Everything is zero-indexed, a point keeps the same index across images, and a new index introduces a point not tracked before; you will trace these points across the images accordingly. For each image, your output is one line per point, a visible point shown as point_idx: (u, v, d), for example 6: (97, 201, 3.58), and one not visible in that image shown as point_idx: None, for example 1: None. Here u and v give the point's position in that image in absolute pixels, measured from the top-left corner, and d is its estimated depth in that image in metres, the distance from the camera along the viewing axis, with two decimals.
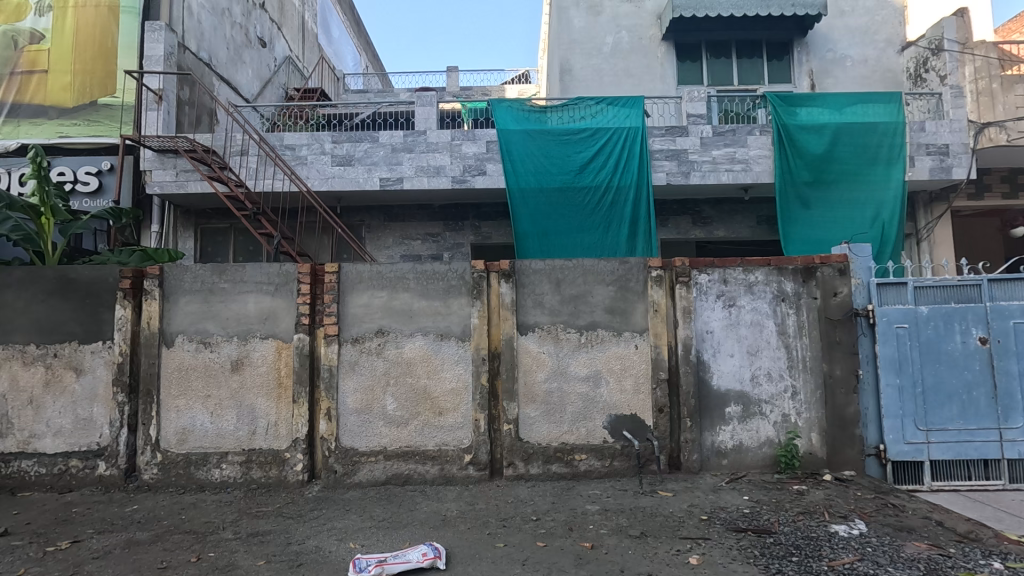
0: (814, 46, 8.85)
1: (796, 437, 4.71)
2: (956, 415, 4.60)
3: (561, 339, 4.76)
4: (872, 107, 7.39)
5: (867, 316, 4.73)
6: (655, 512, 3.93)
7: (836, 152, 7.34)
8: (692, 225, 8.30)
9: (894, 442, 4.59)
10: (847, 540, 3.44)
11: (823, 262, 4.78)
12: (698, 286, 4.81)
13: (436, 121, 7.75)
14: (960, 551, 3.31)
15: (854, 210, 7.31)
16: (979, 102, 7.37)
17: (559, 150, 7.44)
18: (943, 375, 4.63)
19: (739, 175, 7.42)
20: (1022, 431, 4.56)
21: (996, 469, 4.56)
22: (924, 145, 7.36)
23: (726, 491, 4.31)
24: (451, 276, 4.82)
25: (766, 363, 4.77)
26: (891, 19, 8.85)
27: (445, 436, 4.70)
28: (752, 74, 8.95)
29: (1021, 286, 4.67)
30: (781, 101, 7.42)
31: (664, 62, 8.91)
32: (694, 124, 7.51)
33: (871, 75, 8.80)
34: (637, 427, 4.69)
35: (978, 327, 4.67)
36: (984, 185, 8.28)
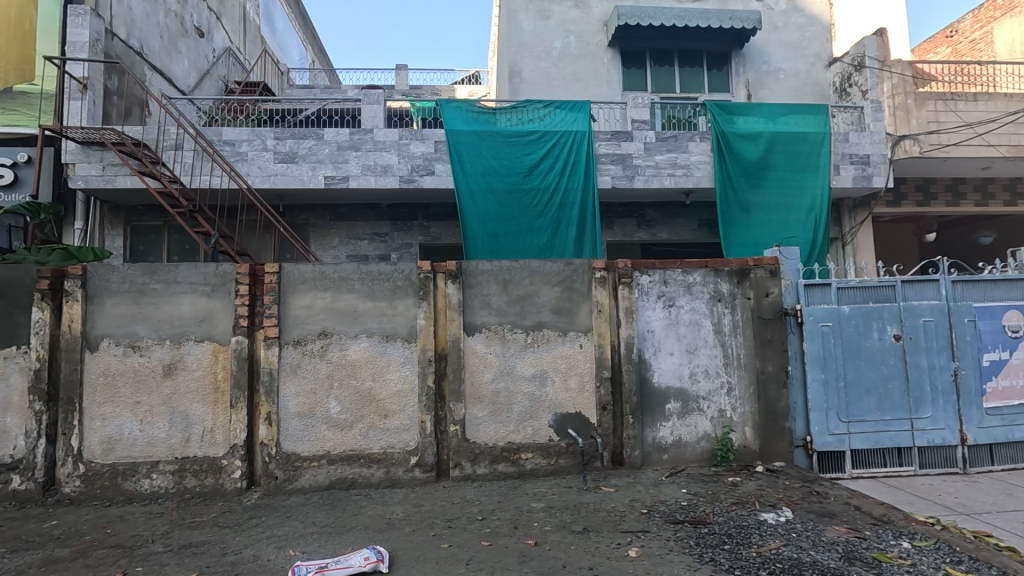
0: (750, 58, 9.28)
1: (731, 431, 4.94)
2: (874, 407, 4.95)
3: (507, 339, 4.80)
4: (803, 118, 7.82)
5: (795, 316, 5.01)
6: (598, 508, 4.03)
7: (770, 160, 7.74)
8: (637, 228, 8.55)
9: (820, 434, 4.89)
10: (775, 527, 3.63)
11: (756, 263, 5.03)
12: (639, 286, 4.96)
13: (383, 119, 7.65)
14: (874, 533, 3.56)
15: (786, 215, 7.71)
16: (896, 116, 7.94)
17: (508, 152, 7.49)
18: (863, 370, 4.97)
19: (681, 179, 7.69)
20: (930, 421, 4.96)
21: (908, 456, 4.94)
22: (849, 155, 7.86)
23: (666, 485, 4.47)
24: (397, 276, 4.77)
25: (703, 361, 4.98)
26: (820, 36, 9.40)
27: (391, 438, 4.65)
28: (693, 82, 9.28)
29: (928, 287, 5.10)
30: (720, 109, 7.75)
31: (610, 68, 9.12)
32: (638, 129, 7.73)
33: (802, 88, 9.30)
34: (582, 425, 4.80)
35: (892, 324, 5.04)
36: (901, 193, 8.92)
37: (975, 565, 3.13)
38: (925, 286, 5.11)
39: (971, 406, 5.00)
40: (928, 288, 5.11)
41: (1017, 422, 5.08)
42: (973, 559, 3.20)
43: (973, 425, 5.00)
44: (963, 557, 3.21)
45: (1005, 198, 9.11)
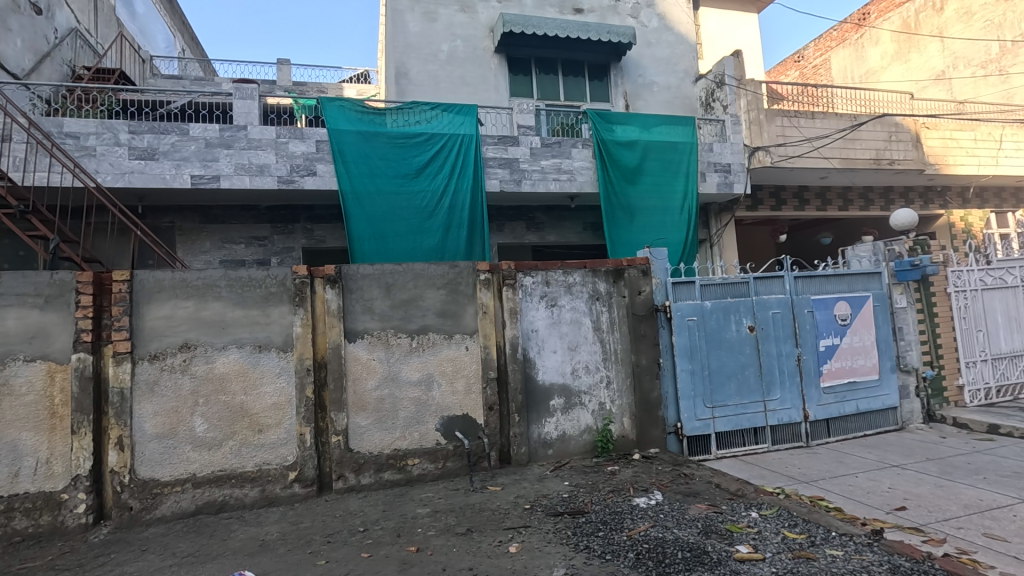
0: (628, 71, 9.88)
1: (611, 422, 5.22)
2: (734, 393, 5.45)
3: (392, 344, 4.70)
4: (674, 129, 8.46)
5: (665, 312, 5.37)
6: (483, 507, 4.07)
7: (645, 167, 8.30)
8: (526, 230, 8.77)
9: (689, 420, 5.29)
10: (645, 510, 3.89)
11: (629, 264, 5.38)
12: (522, 287, 5.08)
13: (258, 116, 7.18)
14: (730, 507, 3.93)
15: (661, 218, 8.31)
16: (751, 129, 8.75)
17: (394, 154, 7.35)
18: (724, 359, 5.46)
19: (565, 184, 7.99)
20: (779, 402, 5.57)
21: (763, 434, 5.52)
22: (713, 164, 8.63)
23: (551, 479, 4.63)
24: (270, 282, 4.50)
25: (585, 357, 5.21)
26: (687, 54, 10.22)
27: (266, 454, 4.37)
28: (577, 91, 9.70)
29: (774, 282, 5.74)
30: (600, 118, 8.17)
31: (497, 74, 9.28)
32: (524, 134, 7.92)
33: (673, 101, 10.05)
34: (469, 426, 4.82)
35: (748, 317, 5.59)
36: (758, 199, 9.95)
37: (807, 526, 3.56)
38: (772, 282, 5.74)
39: (810, 386, 5.69)
40: (774, 284, 5.75)
41: (847, 398, 5.85)
42: (806, 521, 3.64)
43: (813, 404, 5.69)
44: (798, 520, 3.64)
45: (840, 205, 10.45)
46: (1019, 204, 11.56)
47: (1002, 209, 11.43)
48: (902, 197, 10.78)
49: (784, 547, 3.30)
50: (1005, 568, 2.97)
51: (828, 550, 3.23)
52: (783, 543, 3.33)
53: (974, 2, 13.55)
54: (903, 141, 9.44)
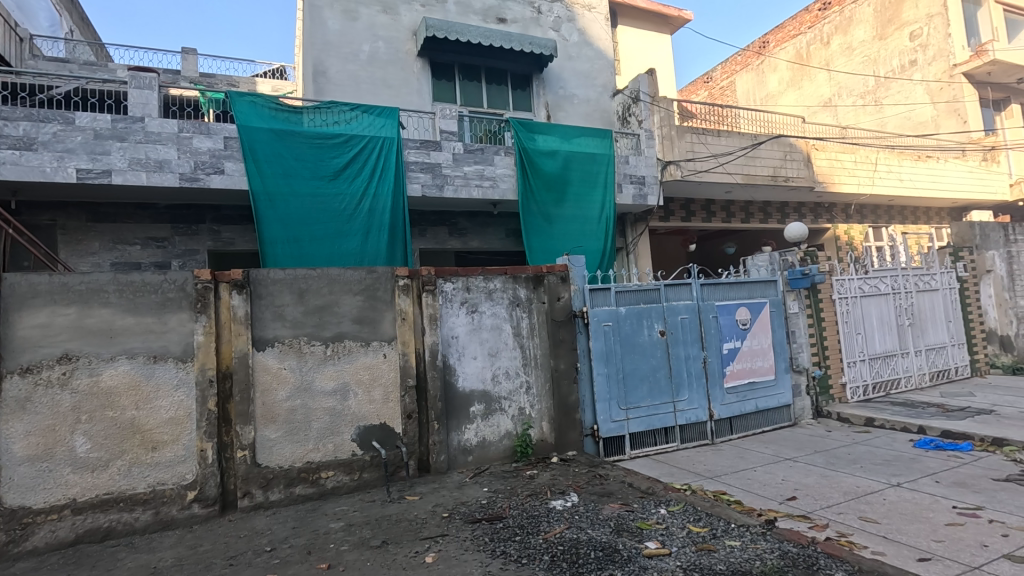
0: (549, 82, 10.12)
1: (529, 427, 5.29)
2: (646, 394, 5.70)
3: (304, 352, 4.50)
4: (593, 140, 8.75)
5: (582, 317, 5.53)
6: (400, 518, 3.98)
7: (565, 176, 8.53)
8: (449, 236, 8.72)
9: (604, 422, 5.47)
10: (561, 512, 3.97)
11: (549, 270, 5.48)
12: (442, 293, 5.04)
13: (157, 108, 6.65)
14: (640, 505, 4.10)
15: (580, 226, 8.58)
16: (663, 144, 9.22)
17: (311, 154, 7.07)
18: (637, 362, 5.70)
19: (488, 191, 8.02)
20: (687, 402, 5.89)
21: (673, 434, 5.82)
22: (629, 176, 9.01)
23: (470, 486, 4.61)
24: (167, 287, 4.16)
25: (504, 363, 5.24)
26: (605, 69, 10.62)
27: (161, 473, 4.03)
28: (500, 99, 9.80)
29: (683, 289, 6.08)
30: (522, 126, 8.30)
31: (420, 78, 9.19)
32: (446, 140, 7.86)
33: (592, 113, 10.41)
34: (386, 435, 4.71)
35: (659, 321, 5.87)
36: (670, 210, 10.51)
37: (710, 519, 3.78)
38: (681, 289, 6.07)
39: (715, 386, 6.08)
40: (683, 290, 6.09)
41: (747, 397, 6.30)
42: (709, 515, 3.87)
43: (717, 403, 6.08)
44: (702, 515, 3.87)
45: (742, 217, 11.26)
46: (890, 220, 13.00)
47: (878, 224, 12.80)
48: (795, 212, 11.79)
49: (689, 540, 3.48)
50: (877, 547, 3.31)
51: (728, 541, 3.44)
52: (688, 537, 3.52)
53: (854, 39, 15.36)
54: (796, 161, 10.34)
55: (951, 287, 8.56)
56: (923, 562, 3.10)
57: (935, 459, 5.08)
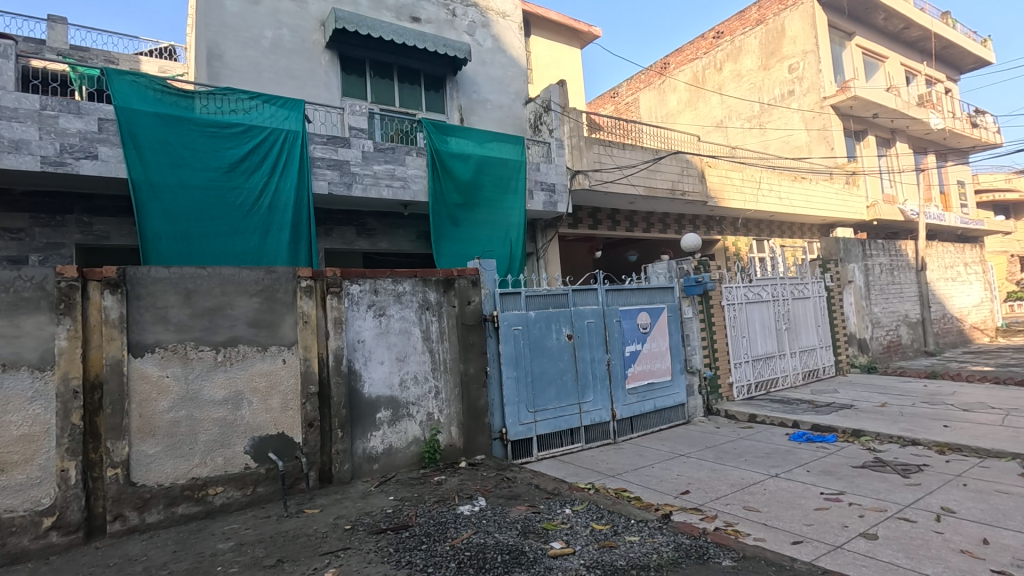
0: (462, 86, 10.10)
1: (438, 432, 5.21)
2: (553, 397, 5.83)
3: (191, 359, 4.12)
4: (505, 146, 8.84)
5: (492, 321, 5.56)
6: (298, 533, 3.75)
7: (478, 180, 8.54)
8: (357, 236, 8.41)
9: (512, 425, 5.52)
10: (468, 518, 3.94)
11: (460, 274, 5.45)
12: (348, 295, 4.84)
13: (15, 80, 5.82)
14: (547, 506, 4.17)
15: (491, 230, 8.64)
16: (572, 153, 9.53)
17: (202, 144, 6.53)
18: (545, 365, 5.81)
19: (398, 191, 7.83)
20: (592, 403, 6.10)
21: (578, 434, 6.00)
22: (540, 183, 9.21)
23: (375, 495, 4.44)
24: (21, 286, 3.62)
25: (413, 367, 5.13)
26: (518, 77, 10.79)
27: (9, 499, 3.50)
28: (412, 99, 9.64)
29: (589, 294, 6.30)
30: (435, 128, 8.20)
31: (327, 71, 8.81)
32: (355, 137, 7.57)
33: (505, 120, 10.53)
34: (284, 446, 4.43)
35: (566, 325, 6.03)
36: (578, 218, 10.87)
37: (611, 517, 3.93)
38: (588, 294, 6.29)
39: (617, 388, 6.35)
40: (589, 295, 6.31)
41: (647, 397, 6.64)
42: (611, 512, 4.02)
43: (620, 404, 6.35)
44: (604, 512, 4.01)
45: (644, 227, 11.91)
46: (771, 234, 14.34)
47: (760, 237, 14.06)
48: (690, 224, 12.65)
49: (592, 538, 3.59)
50: (758, 534, 3.60)
51: (627, 537, 3.60)
52: (591, 535, 3.63)
53: (743, 67, 16.83)
54: (692, 176, 11.10)
55: (820, 295, 9.58)
56: (796, 544, 3.42)
57: (806, 450, 5.63)
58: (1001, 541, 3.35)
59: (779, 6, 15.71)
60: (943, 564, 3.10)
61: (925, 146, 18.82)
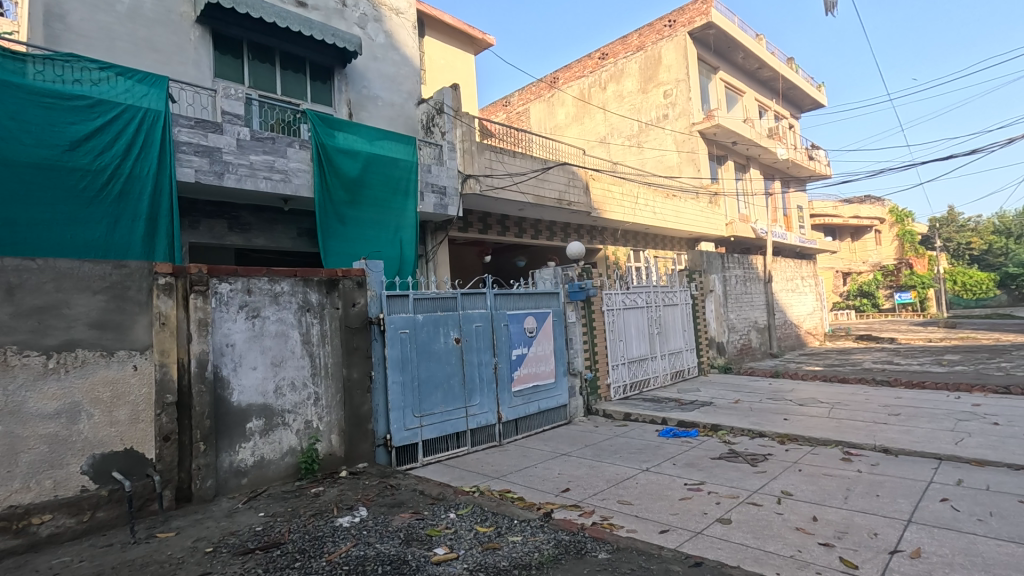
0: (351, 79, 9.71)
1: (317, 441, 4.92)
2: (440, 401, 5.77)
3: (12, 366, 3.50)
4: (395, 145, 8.65)
5: (378, 324, 5.38)
6: (148, 561, 3.33)
7: (367, 179, 8.26)
8: (229, 231, 7.72)
9: (397, 431, 5.37)
10: (348, 530, 3.76)
11: (344, 275, 5.21)
12: (217, 295, 4.42)
13: None
14: (431, 512, 4.11)
15: (380, 231, 8.39)
16: (464, 157, 9.55)
17: (36, 115, 5.62)
18: (432, 369, 5.74)
19: (278, 185, 7.32)
20: (478, 406, 6.14)
21: (463, 438, 6.00)
22: (431, 185, 9.10)
23: (243, 512, 4.08)
24: None
25: (290, 373, 4.81)
26: (411, 76, 10.60)
27: None
28: (296, 88, 9.08)
29: (478, 298, 6.35)
30: (321, 121, 7.80)
31: (197, 47, 8.02)
32: (229, 122, 6.95)
33: (396, 118, 10.29)
34: (133, 464, 3.91)
35: (454, 329, 6.02)
36: (468, 222, 10.92)
37: (495, 518, 3.97)
38: (477, 298, 6.33)
39: (503, 390, 6.45)
40: (477, 299, 6.35)
41: (531, 399, 6.82)
42: (494, 514, 4.06)
43: (505, 406, 6.46)
44: (488, 515, 4.03)
45: (532, 234, 12.25)
46: (646, 245, 15.47)
47: (637, 248, 15.11)
48: (575, 232, 13.26)
49: (475, 541, 3.60)
50: (631, 526, 3.84)
51: (510, 537, 3.65)
52: (475, 538, 3.63)
53: (624, 88, 18.01)
54: (577, 188, 11.64)
55: (687, 303, 10.51)
56: (663, 533, 3.70)
57: (673, 444, 6.12)
58: (827, 517, 3.88)
59: (657, 35, 17.07)
60: (782, 541, 3.51)
61: (773, 174, 21.45)
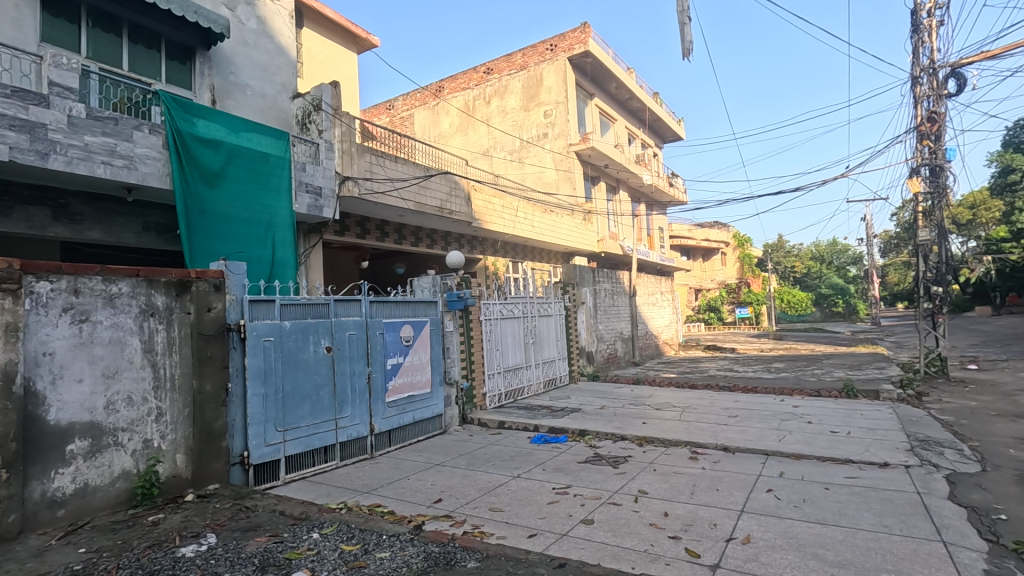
0: (216, 63, 8.89)
1: (157, 462, 4.36)
2: (307, 413, 5.43)
3: None
4: (264, 138, 8.08)
5: (238, 331, 4.93)
6: None
7: (231, 173, 7.61)
8: (54, 221, 6.61)
9: (256, 447, 4.96)
10: (192, 560, 3.38)
11: (199, 276, 4.71)
12: (32, 295, 3.77)
13: None
14: (291, 533, 3.83)
15: (247, 229, 7.75)
16: (343, 158, 9.14)
17: None
18: (299, 380, 5.39)
19: (120, 172, 6.44)
20: (349, 418, 5.88)
21: (332, 452, 5.70)
22: (305, 184, 8.58)
23: (58, 550, 3.48)
24: None
25: (126, 386, 4.22)
26: (286, 68, 9.96)
27: None
28: (147, 66, 8.11)
29: (353, 305, 6.09)
30: (177, 105, 7.03)
31: (19, 4, 6.82)
32: (58, 95, 5.99)
33: (267, 110, 9.60)
34: None
35: (325, 337, 5.71)
36: (345, 226, 10.47)
37: (362, 535, 3.81)
38: (351, 305, 6.07)
39: (377, 401, 6.25)
40: (352, 306, 6.09)
41: (406, 408, 6.68)
42: (362, 531, 3.89)
43: (378, 417, 6.26)
44: (355, 532, 3.86)
45: (411, 241, 12.07)
46: (525, 257, 15.98)
47: (516, 260, 15.54)
48: (456, 242, 13.30)
49: (340, 561, 3.43)
50: (501, 532, 3.90)
51: (378, 554, 3.52)
52: (339, 558, 3.46)
53: (507, 104, 18.53)
54: (459, 197, 11.70)
55: (560, 314, 11.00)
56: (531, 537, 3.81)
57: (543, 450, 6.34)
58: (676, 512, 4.26)
59: (539, 57, 17.79)
60: (637, 536, 3.79)
61: (639, 197, 23.33)
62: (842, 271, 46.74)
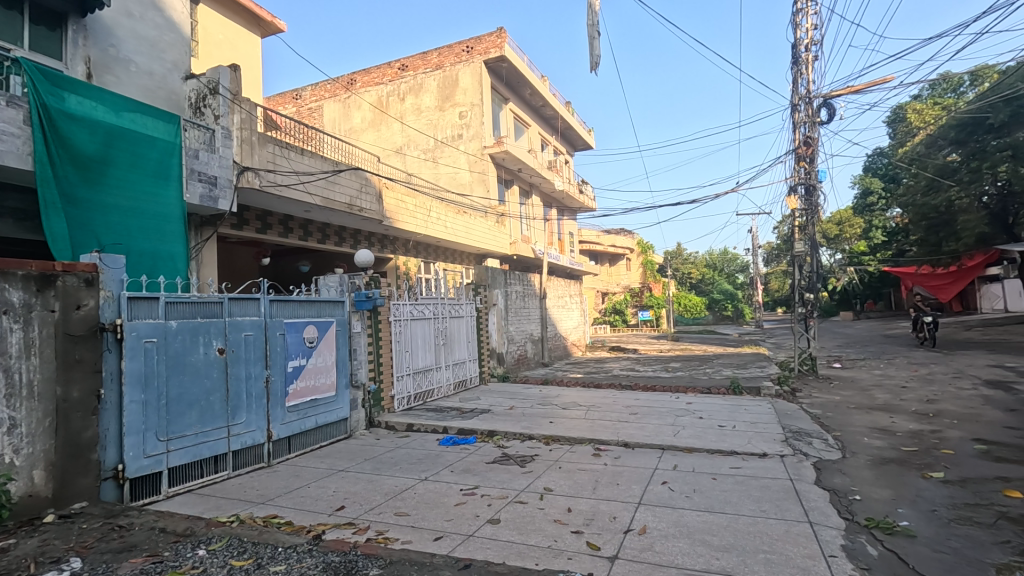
0: (93, 33, 7.99)
1: (10, 481, 3.79)
2: (194, 421, 5.01)
3: None
4: (149, 121, 7.36)
5: (114, 332, 4.45)
6: None
7: (109, 156, 6.86)
8: None
9: (133, 459, 4.50)
10: None
11: (66, 270, 4.18)
12: None
13: None
14: (173, 552, 3.51)
15: (128, 219, 7.01)
16: (242, 147, 8.56)
17: None
18: (186, 385, 4.96)
19: None
20: (243, 424, 5.50)
21: (223, 461, 5.31)
22: (198, 172, 7.92)
23: None
24: None
25: None
26: (176, 46, 9.18)
27: None
28: (7, 29, 7.00)
29: (251, 304, 5.71)
30: (43, 77, 6.21)
31: None
32: None
33: (154, 90, 8.78)
34: None
35: (217, 338, 5.31)
36: (244, 219, 9.80)
37: (255, 549, 3.58)
38: (248, 304, 5.68)
39: (275, 406, 5.90)
40: (250, 305, 5.70)
41: (308, 413, 6.37)
42: (255, 544, 3.66)
43: (276, 423, 5.92)
44: (246, 546, 3.61)
45: (318, 238, 11.55)
46: (437, 258, 15.84)
47: (428, 260, 15.36)
48: (366, 240, 12.91)
49: None
50: (405, 537, 3.83)
51: (272, 568, 3.32)
52: None
53: (422, 103, 18.28)
54: (370, 194, 11.35)
55: (472, 315, 11.02)
56: (437, 540, 3.77)
57: (452, 452, 6.31)
58: (578, 507, 4.42)
59: (455, 57, 17.71)
60: (542, 533, 3.87)
61: (551, 202, 23.96)
62: (731, 278, 50.82)
